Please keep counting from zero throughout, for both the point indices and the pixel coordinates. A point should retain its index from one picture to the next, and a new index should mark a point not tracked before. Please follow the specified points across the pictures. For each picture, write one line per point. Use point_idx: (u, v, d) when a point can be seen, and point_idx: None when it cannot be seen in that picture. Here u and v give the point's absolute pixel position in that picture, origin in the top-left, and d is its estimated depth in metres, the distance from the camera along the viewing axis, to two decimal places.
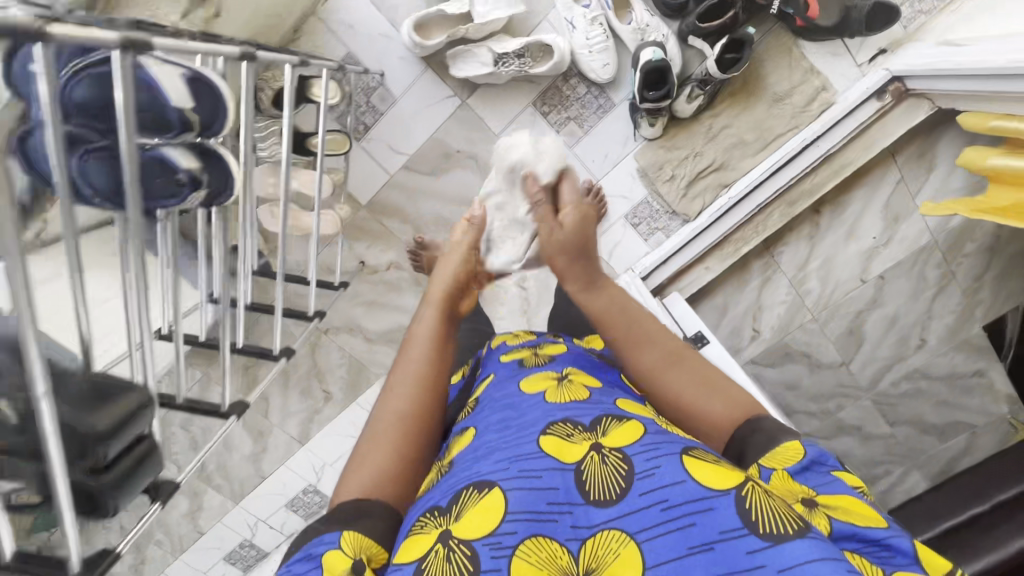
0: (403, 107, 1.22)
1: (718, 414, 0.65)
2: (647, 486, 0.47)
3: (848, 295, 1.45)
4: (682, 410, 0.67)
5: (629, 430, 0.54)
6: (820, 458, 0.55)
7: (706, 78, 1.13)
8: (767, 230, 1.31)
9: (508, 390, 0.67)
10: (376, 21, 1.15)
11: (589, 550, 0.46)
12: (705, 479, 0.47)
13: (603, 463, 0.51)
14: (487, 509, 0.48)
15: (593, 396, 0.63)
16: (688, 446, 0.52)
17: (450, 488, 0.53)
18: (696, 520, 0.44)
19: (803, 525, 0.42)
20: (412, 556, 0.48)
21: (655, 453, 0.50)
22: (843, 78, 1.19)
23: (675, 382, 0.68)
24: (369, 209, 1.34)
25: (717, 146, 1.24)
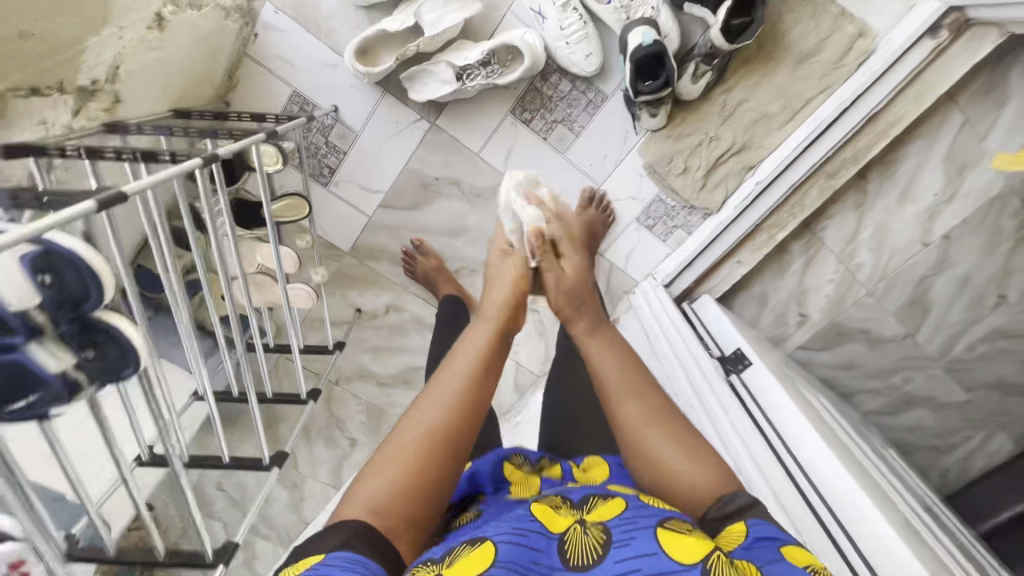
0: (367, 141, 1.07)
1: (693, 478, 0.53)
2: (624, 554, 0.42)
3: (909, 260, 1.19)
4: (652, 466, 0.55)
5: (611, 506, 0.49)
6: (766, 533, 0.45)
7: (711, 51, 0.93)
8: (806, 209, 1.12)
9: (505, 489, 0.59)
10: (316, 50, 0.99)
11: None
12: (677, 552, 0.41)
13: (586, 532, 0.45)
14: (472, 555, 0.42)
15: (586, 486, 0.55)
16: (664, 519, 0.46)
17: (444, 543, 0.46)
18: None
19: None
20: None
21: (632, 526, 0.45)
22: (883, 17, 0.97)
23: (652, 430, 0.56)
24: (354, 254, 1.22)
25: (735, 126, 1.05)
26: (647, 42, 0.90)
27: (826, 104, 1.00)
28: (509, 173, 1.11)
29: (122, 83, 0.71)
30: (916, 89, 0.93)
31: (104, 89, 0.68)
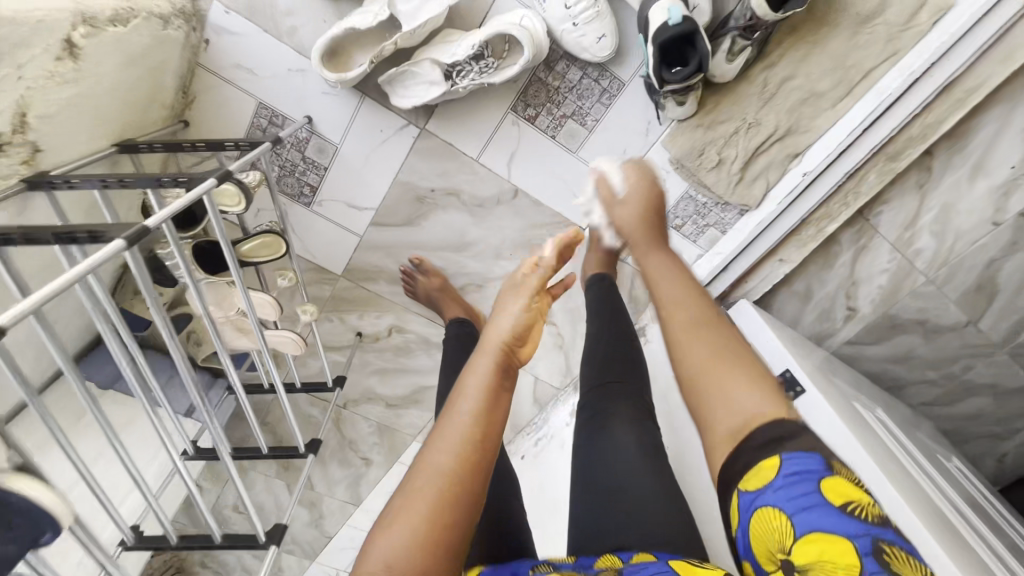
0: (350, 154, 0.94)
1: (737, 409, 0.46)
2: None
3: (977, 243, 1.05)
4: (693, 391, 0.49)
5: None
6: (799, 468, 0.40)
7: (750, 22, 0.76)
8: (861, 198, 0.97)
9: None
10: (280, 54, 0.85)
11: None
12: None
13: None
14: None
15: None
16: None
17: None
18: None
19: None
20: None
21: None
22: None
23: (693, 354, 0.50)
24: (349, 277, 1.10)
25: (778, 109, 0.89)
26: (674, 20, 0.73)
27: (889, 76, 0.83)
28: (514, 178, 0.97)
29: (39, 129, 0.59)
30: (1005, 52, 0.76)
31: (16, 141, 0.56)
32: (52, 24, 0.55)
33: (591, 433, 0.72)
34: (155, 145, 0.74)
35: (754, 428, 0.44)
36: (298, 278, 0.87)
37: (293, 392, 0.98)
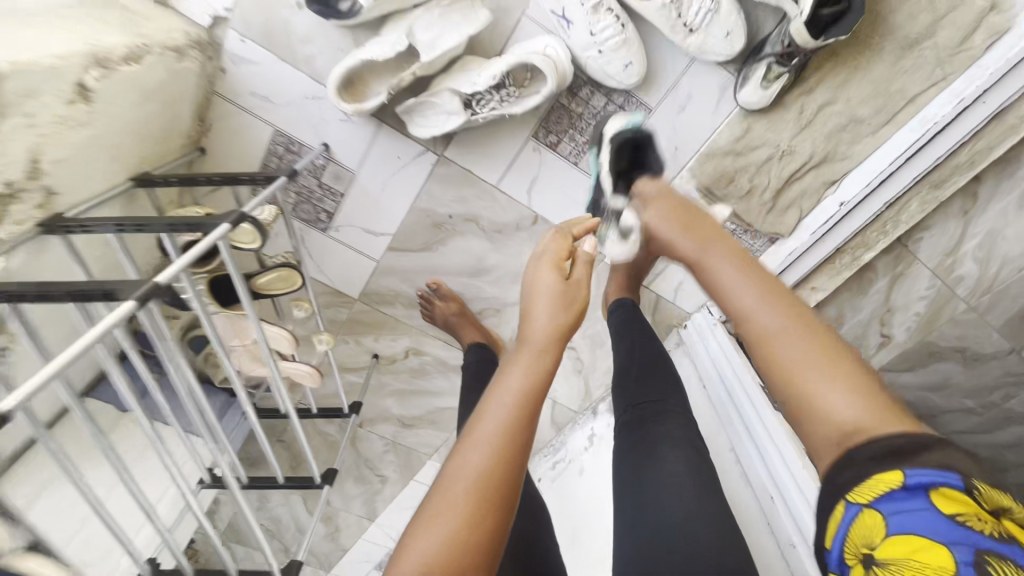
0: (366, 181, 0.91)
1: (836, 420, 0.38)
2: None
3: None
4: (787, 408, 0.42)
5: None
6: (921, 487, 0.34)
7: (787, 49, 0.71)
8: (899, 228, 0.92)
9: None
10: (296, 81, 0.83)
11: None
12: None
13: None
14: None
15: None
16: None
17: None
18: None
19: None
20: None
21: None
22: None
23: (770, 368, 0.42)
24: (365, 300, 1.08)
25: (815, 135, 0.84)
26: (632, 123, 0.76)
27: (933, 105, 0.79)
28: (535, 205, 0.94)
29: (52, 173, 0.57)
30: None
31: (28, 188, 0.55)
32: (62, 69, 0.53)
33: (633, 465, 0.63)
34: (170, 179, 0.73)
35: (867, 453, 0.36)
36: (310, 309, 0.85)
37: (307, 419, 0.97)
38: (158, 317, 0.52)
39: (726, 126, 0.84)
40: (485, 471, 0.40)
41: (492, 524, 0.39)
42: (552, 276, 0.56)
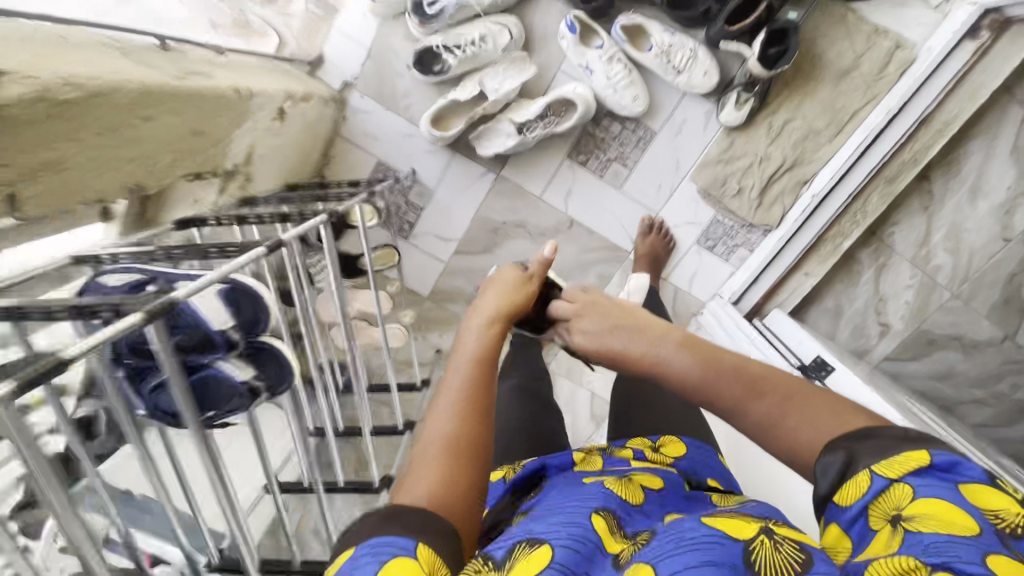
0: (441, 196, 1.20)
1: (805, 448, 0.39)
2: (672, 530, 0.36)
3: (993, 258, 1.19)
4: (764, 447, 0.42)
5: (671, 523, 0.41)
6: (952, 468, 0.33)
7: (750, 79, 1.00)
8: (868, 217, 1.14)
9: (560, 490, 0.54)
10: (395, 124, 1.14)
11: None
12: (726, 529, 0.35)
13: (774, 550, 0.33)
14: (525, 561, 0.36)
15: (647, 503, 0.46)
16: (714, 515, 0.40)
17: (495, 543, 0.40)
18: (721, 554, 0.32)
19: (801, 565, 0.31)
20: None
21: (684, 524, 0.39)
22: (919, 27, 1.00)
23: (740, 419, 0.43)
24: (434, 299, 1.31)
25: (783, 144, 1.10)
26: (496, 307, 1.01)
27: (874, 113, 1.04)
28: (571, 211, 1.20)
29: (254, 165, 0.87)
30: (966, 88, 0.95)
31: (240, 171, 0.83)
32: (274, 96, 0.85)
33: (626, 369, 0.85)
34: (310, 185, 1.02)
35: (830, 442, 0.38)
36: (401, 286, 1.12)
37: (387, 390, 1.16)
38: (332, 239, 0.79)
39: (715, 143, 1.12)
40: (455, 435, 0.44)
41: (465, 472, 0.43)
42: (510, 281, 0.61)
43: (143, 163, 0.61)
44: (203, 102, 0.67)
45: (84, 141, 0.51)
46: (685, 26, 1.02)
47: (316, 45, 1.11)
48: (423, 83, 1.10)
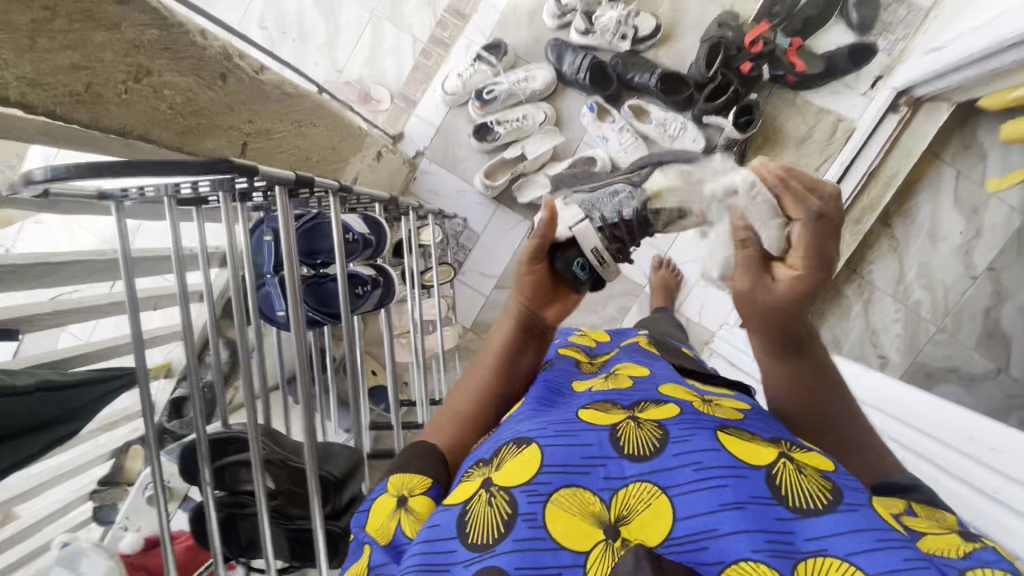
0: (485, 239, 1.47)
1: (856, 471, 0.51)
2: (682, 448, 0.42)
3: (964, 294, 1.30)
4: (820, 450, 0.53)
5: (665, 410, 0.47)
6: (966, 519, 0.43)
7: (730, 142, 1.31)
8: (844, 253, 1.35)
9: (556, 379, 0.59)
10: (453, 182, 1.46)
11: (622, 499, 0.40)
12: (738, 451, 0.41)
13: (800, 475, 0.40)
14: (521, 465, 0.42)
15: (637, 385, 0.55)
16: (722, 425, 0.46)
17: (495, 441, 0.47)
18: (733, 480, 0.39)
19: (830, 499, 0.38)
20: (458, 498, 0.42)
21: (690, 425, 0.44)
22: (854, 108, 1.36)
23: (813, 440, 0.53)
24: (475, 330, 1.51)
25: None
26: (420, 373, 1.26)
27: (832, 168, 1.35)
28: None
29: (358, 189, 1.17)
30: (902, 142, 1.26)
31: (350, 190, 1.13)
32: (376, 142, 1.17)
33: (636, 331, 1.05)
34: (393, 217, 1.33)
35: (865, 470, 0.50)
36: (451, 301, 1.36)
37: (433, 401, 1.29)
38: (409, 228, 1.07)
39: None
40: (470, 414, 0.56)
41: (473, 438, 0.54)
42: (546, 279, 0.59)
43: (303, 157, 0.88)
44: (342, 125, 0.98)
45: (284, 123, 0.79)
46: (675, 108, 1.36)
47: (398, 126, 1.48)
48: (478, 152, 1.44)
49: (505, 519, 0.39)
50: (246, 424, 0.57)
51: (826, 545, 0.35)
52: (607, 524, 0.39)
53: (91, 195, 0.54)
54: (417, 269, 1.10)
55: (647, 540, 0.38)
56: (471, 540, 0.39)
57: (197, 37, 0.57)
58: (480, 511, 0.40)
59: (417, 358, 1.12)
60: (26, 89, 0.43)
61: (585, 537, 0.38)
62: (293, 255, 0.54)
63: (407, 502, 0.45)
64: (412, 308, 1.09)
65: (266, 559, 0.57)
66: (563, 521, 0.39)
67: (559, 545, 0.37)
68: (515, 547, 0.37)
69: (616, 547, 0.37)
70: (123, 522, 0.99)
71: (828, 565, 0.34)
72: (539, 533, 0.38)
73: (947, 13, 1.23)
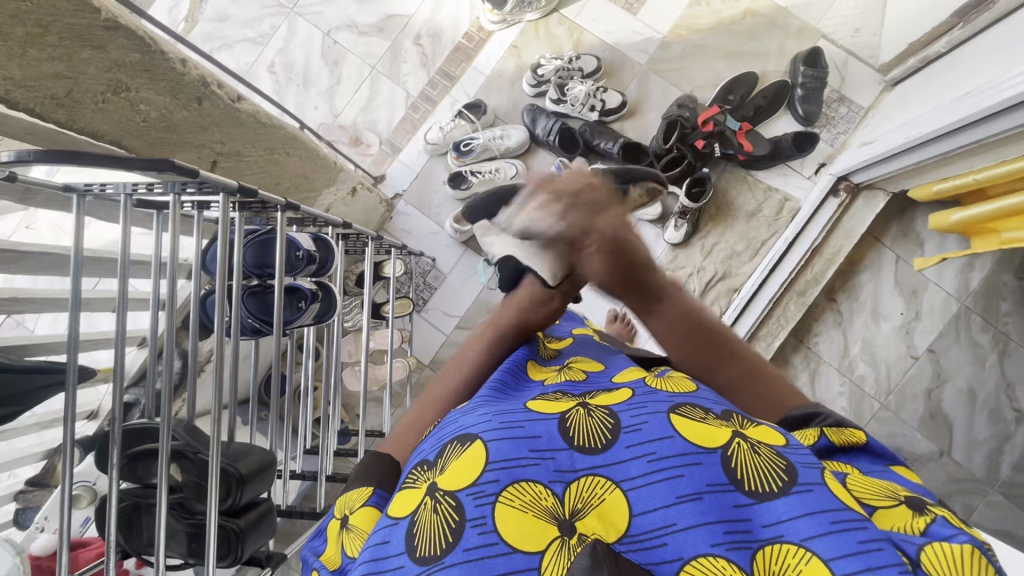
0: (452, 280, 1.54)
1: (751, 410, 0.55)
2: (634, 438, 0.41)
3: (907, 372, 1.43)
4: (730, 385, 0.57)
5: (617, 395, 0.48)
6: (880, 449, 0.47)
7: (683, 210, 1.42)
8: (790, 322, 1.42)
9: (513, 365, 0.60)
10: (426, 224, 1.56)
11: (574, 492, 0.39)
12: (691, 434, 0.40)
13: (756, 453, 0.39)
14: (467, 463, 0.41)
15: (590, 377, 0.56)
16: (674, 405, 0.44)
17: (440, 437, 0.46)
18: (688, 470, 0.38)
19: (786, 480, 0.37)
20: (404, 509, 0.41)
21: (641, 411, 0.44)
22: (800, 189, 1.47)
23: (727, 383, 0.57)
24: (432, 367, 1.53)
25: (715, 259, 1.49)
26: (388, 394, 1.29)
27: (778, 242, 1.45)
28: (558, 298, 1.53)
29: None
30: (846, 221, 1.39)
31: None
32: (350, 178, 1.26)
33: None
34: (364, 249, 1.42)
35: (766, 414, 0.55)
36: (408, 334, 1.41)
37: (376, 432, 1.30)
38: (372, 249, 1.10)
39: (663, 255, 1.51)
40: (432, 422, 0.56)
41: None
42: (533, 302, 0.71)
43: (274, 182, 0.96)
44: (316, 157, 1.07)
45: (256, 148, 0.87)
46: None
47: (382, 169, 1.60)
48: (451, 199, 1.55)
49: (450, 527, 0.38)
50: (160, 418, 0.60)
51: (783, 531, 0.35)
52: (562, 521, 0.38)
53: (54, 187, 0.60)
54: (370, 299, 1.14)
55: (606, 535, 0.37)
56: (419, 551, 0.38)
57: (179, 65, 0.66)
58: (427, 521, 0.39)
59: (364, 385, 1.16)
60: (11, 87, 0.50)
61: (541, 535, 0.37)
62: (237, 268, 0.65)
63: (349, 522, 0.46)
64: (363, 336, 1.14)
65: (157, 554, 0.60)
66: (513, 521, 0.37)
67: (511, 548, 0.36)
68: (463, 554, 0.36)
69: (572, 546, 0.36)
70: (40, 523, 0.97)
71: (787, 552, 0.34)
72: (490, 539, 0.36)
73: (880, 114, 1.38)
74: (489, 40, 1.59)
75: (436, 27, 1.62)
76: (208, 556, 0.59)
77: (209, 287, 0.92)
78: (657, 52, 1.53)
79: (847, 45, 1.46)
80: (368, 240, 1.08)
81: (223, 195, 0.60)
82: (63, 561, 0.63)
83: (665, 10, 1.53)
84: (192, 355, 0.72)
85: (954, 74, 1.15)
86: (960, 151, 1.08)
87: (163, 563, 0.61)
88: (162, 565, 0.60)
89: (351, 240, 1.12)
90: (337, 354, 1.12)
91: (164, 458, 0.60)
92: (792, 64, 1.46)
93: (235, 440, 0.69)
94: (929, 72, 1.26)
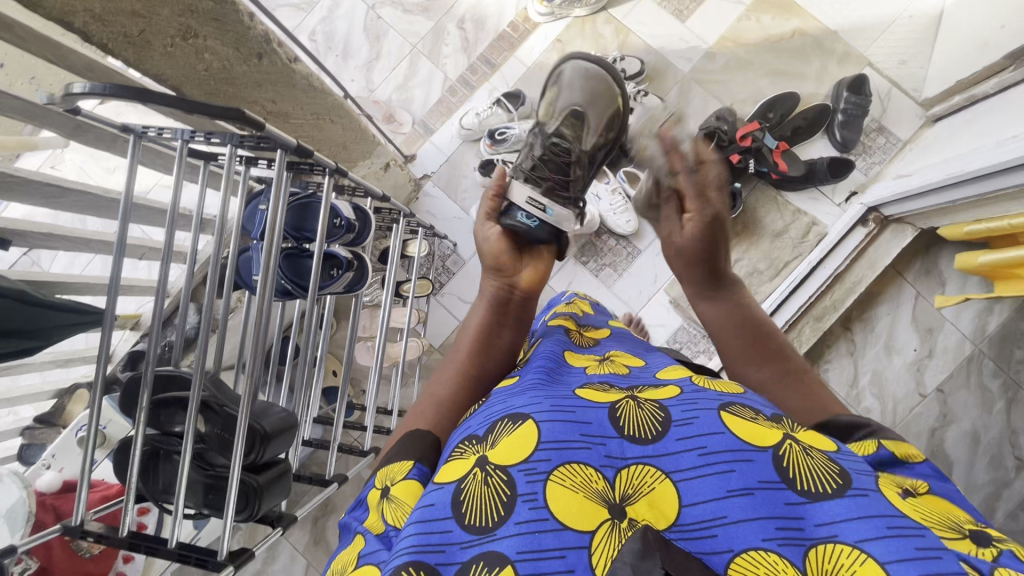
0: (471, 266, 1.54)
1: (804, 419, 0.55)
2: (685, 432, 0.41)
3: (914, 409, 1.43)
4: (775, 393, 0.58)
5: (664, 390, 0.48)
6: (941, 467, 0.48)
7: None
8: (804, 345, 1.42)
9: (552, 350, 0.61)
10: (451, 208, 1.56)
11: (625, 480, 0.40)
12: (742, 432, 0.41)
13: (809, 456, 0.39)
14: (517, 443, 0.41)
15: (633, 372, 0.56)
16: (724, 404, 0.45)
17: (488, 416, 0.47)
18: (740, 465, 0.38)
19: (840, 484, 0.38)
20: (451, 476, 0.42)
21: (693, 405, 0.44)
22: (828, 215, 1.47)
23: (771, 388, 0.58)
24: (441, 351, 1.53)
25: (735, 275, 1.49)
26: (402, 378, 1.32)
27: (801, 264, 1.45)
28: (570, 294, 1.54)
29: None
30: (870, 253, 1.38)
31: None
32: (384, 154, 1.26)
33: None
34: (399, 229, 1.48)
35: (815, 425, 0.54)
36: (423, 315, 1.41)
37: (382, 409, 1.30)
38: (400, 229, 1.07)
39: None
40: (451, 401, 0.59)
41: (451, 417, 0.58)
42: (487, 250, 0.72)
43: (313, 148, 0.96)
44: (356, 128, 1.07)
45: (303, 112, 0.87)
46: None
47: (414, 148, 1.60)
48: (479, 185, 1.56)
49: (503, 501, 0.39)
50: (194, 368, 0.59)
51: (837, 532, 0.35)
52: (612, 505, 0.39)
53: (113, 127, 0.59)
54: (394, 277, 1.14)
55: (656, 522, 0.38)
56: (467, 522, 0.39)
57: (246, 18, 0.64)
58: (478, 493, 0.40)
59: (378, 360, 1.16)
60: (88, 20, 0.51)
61: (590, 518, 0.38)
62: (279, 231, 0.62)
63: (390, 493, 0.47)
64: (384, 314, 1.14)
65: (177, 502, 0.60)
66: (565, 500, 0.38)
67: (561, 526, 0.37)
68: (516, 528, 0.37)
69: (622, 529, 0.38)
70: (46, 460, 0.98)
71: (840, 552, 0.34)
72: (541, 514, 0.37)
73: (917, 149, 1.38)
74: (534, 32, 1.59)
75: (481, 12, 1.61)
76: (229, 508, 0.60)
77: (243, 245, 0.92)
78: (701, 62, 1.52)
79: (893, 76, 1.45)
80: (404, 219, 1.07)
81: (280, 151, 0.59)
82: (82, 499, 0.63)
83: (714, 21, 1.52)
84: (224, 313, 0.71)
85: (1000, 116, 1.14)
86: (995, 195, 1.08)
87: (182, 511, 0.61)
88: (182, 511, 0.60)
89: (381, 213, 1.13)
90: (355, 326, 1.12)
91: (194, 410, 0.59)
92: (835, 88, 1.45)
93: (261, 398, 0.69)
94: (975, 112, 1.25)
